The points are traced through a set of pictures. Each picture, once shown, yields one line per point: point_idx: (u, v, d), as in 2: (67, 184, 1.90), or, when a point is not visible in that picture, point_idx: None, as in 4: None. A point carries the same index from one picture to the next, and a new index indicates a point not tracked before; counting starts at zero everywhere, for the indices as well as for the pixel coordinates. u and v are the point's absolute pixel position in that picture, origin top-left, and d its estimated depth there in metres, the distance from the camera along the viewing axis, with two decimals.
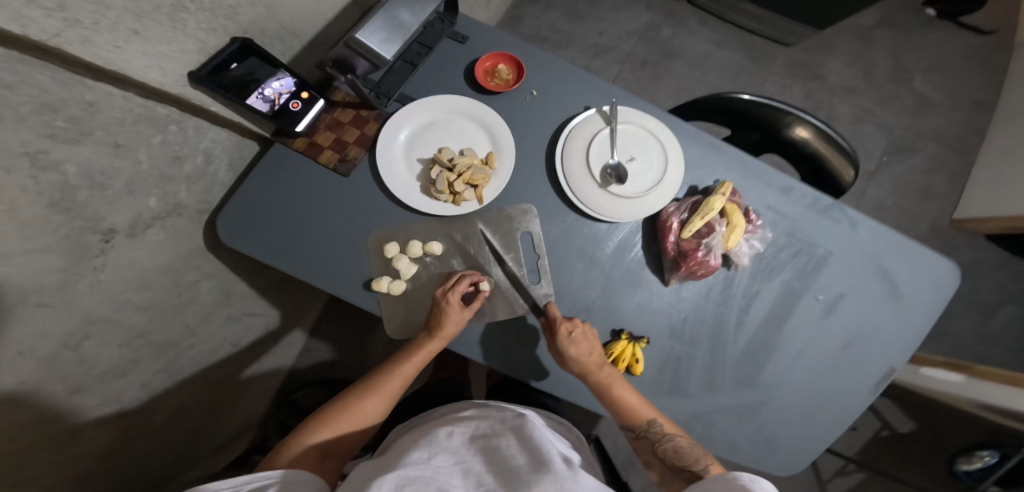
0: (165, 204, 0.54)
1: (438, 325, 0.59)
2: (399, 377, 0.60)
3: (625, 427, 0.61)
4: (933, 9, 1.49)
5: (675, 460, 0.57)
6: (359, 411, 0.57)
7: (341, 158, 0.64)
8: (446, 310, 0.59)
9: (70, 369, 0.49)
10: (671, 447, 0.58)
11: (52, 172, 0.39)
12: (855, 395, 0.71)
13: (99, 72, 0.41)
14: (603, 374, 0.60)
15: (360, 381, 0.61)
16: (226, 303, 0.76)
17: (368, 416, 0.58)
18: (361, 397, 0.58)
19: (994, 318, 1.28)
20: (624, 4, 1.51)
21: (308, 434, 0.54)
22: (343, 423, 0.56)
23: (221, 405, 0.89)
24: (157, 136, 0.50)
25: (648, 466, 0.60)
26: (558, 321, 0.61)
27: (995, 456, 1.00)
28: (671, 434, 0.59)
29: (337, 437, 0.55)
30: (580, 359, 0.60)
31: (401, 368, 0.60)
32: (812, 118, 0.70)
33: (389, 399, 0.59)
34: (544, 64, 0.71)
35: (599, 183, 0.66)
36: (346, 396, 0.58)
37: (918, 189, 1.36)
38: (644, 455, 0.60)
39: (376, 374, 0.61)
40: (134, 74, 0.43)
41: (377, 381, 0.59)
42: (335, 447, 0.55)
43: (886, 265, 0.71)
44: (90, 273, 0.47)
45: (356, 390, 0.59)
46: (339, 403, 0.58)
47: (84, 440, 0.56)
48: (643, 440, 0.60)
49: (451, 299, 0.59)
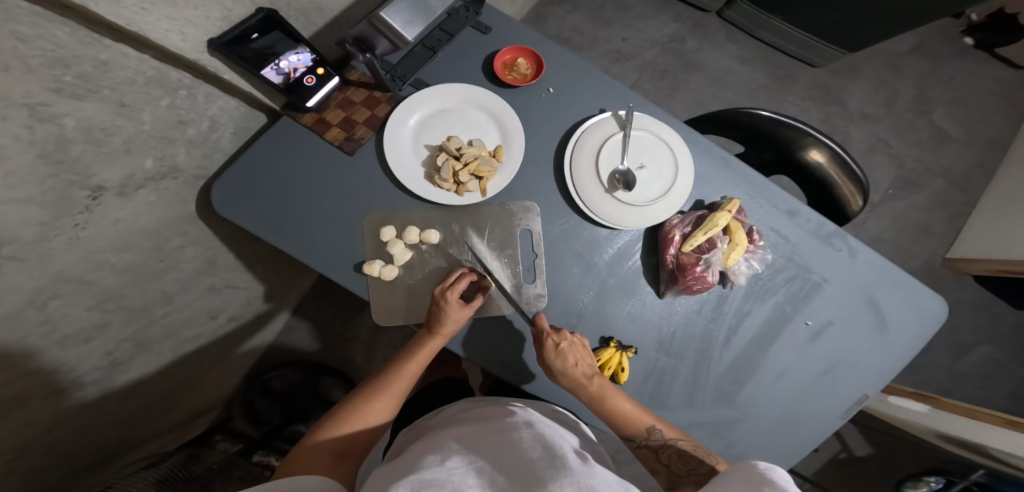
0: (161, 166, 0.53)
1: (438, 324, 0.59)
2: (404, 376, 0.60)
3: (624, 437, 0.61)
4: (971, 39, 1.49)
5: (680, 465, 0.59)
6: (369, 412, 0.57)
7: (348, 136, 0.63)
8: (446, 309, 0.58)
9: (33, 326, 0.48)
10: (675, 450, 0.60)
11: (48, 124, 0.38)
12: (827, 419, 0.72)
13: (117, 33, 0.40)
14: (593, 387, 0.61)
15: (366, 382, 0.61)
16: (208, 273, 0.75)
17: (379, 416, 0.58)
18: (370, 397, 0.58)
19: (966, 356, 1.31)
20: (651, 12, 1.49)
21: (320, 438, 0.54)
22: (354, 425, 0.56)
23: (188, 378, 0.89)
24: (165, 98, 0.48)
25: (654, 474, 0.60)
26: (546, 332, 0.61)
27: (940, 482, 1.06)
28: (674, 439, 0.61)
29: (350, 439, 0.55)
30: (567, 371, 0.60)
31: (407, 366, 0.60)
32: (829, 143, 0.69)
33: (398, 397, 0.60)
34: (567, 63, 0.70)
35: (606, 187, 0.66)
36: (353, 398, 0.58)
37: (913, 226, 1.38)
38: (649, 464, 0.61)
39: (381, 375, 0.61)
40: (155, 37, 0.42)
41: (383, 382, 0.60)
42: (350, 448, 0.55)
43: (877, 297, 0.72)
44: (71, 230, 0.45)
45: (363, 391, 0.59)
46: (348, 404, 0.58)
47: (45, 399, 0.55)
48: (644, 449, 0.61)
49: (451, 298, 0.58)
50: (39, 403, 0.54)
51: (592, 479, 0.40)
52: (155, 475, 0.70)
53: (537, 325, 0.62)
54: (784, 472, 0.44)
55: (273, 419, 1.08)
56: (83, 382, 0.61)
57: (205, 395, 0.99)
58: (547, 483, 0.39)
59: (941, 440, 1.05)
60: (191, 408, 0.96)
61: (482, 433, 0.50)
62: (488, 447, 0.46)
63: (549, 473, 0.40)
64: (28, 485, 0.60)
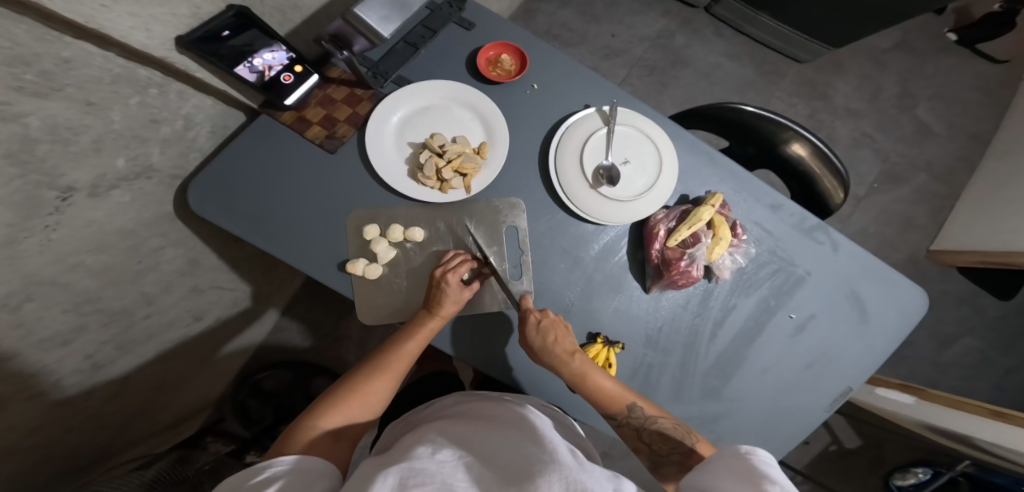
0: (134, 166, 0.52)
1: (437, 304, 0.59)
2: (402, 356, 0.59)
3: (606, 416, 0.60)
4: (955, 35, 1.51)
5: (660, 443, 0.58)
6: (367, 393, 0.56)
7: (330, 134, 0.62)
8: (446, 291, 0.58)
9: (8, 330, 0.47)
10: (656, 428, 0.59)
11: (12, 124, 0.37)
12: (812, 412, 0.73)
13: (80, 31, 0.39)
14: (575, 362, 0.59)
15: (368, 360, 0.59)
16: (191, 274, 0.74)
17: (376, 397, 0.56)
18: (370, 378, 0.57)
19: (950, 347, 1.34)
20: (639, 8, 1.49)
21: (320, 417, 0.52)
22: (351, 405, 0.54)
23: (174, 379, 0.87)
24: (134, 96, 0.47)
25: (635, 453, 0.60)
26: (527, 311, 0.61)
27: (928, 473, 1.10)
28: (655, 416, 0.60)
29: (347, 421, 0.54)
30: (546, 349, 0.59)
31: (405, 347, 0.59)
32: (811, 137, 0.70)
33: (397, 378, 0.58)
34: (551, 59, 0.70)
35: (590, 183, 0.66)
36: (353, 379, 0.57)
37: (899, 219, 1.40)
38: (630, 441, 0.60)
39: (382, 353, 0.59)
40: (118, 35, 0.41)
41: (380, 363, 0.58)
42: (346, 429, 0.54)
43: (859, 289, 0.73)
44: (41, 231, 0.44)
45: (362, 371, 0.57)
46: (344, 385, 0.56)
47: (15, 412, 0.53)
48: (626, 426, 0.59)
49: (451, 280, 0.59)
50: (15, 411, 0.53)
51: (583, 474, 0.40)
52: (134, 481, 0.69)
53: (521, 306, 0.62)
54: (768, 455, 0.45)
55: (265, 419, 1.08)
56: (60, 389, 0.59)
57: (191, 398, 0.98)
58: (536, 477, 0.39)
59: (929, 431, 1.07)
60: (178, 411, 0.95)
61: (472, 428, 0.50)
62: (479, 444, 0.47)
63: (539, 464, 0.41)
64: (16, 490, 0.59)
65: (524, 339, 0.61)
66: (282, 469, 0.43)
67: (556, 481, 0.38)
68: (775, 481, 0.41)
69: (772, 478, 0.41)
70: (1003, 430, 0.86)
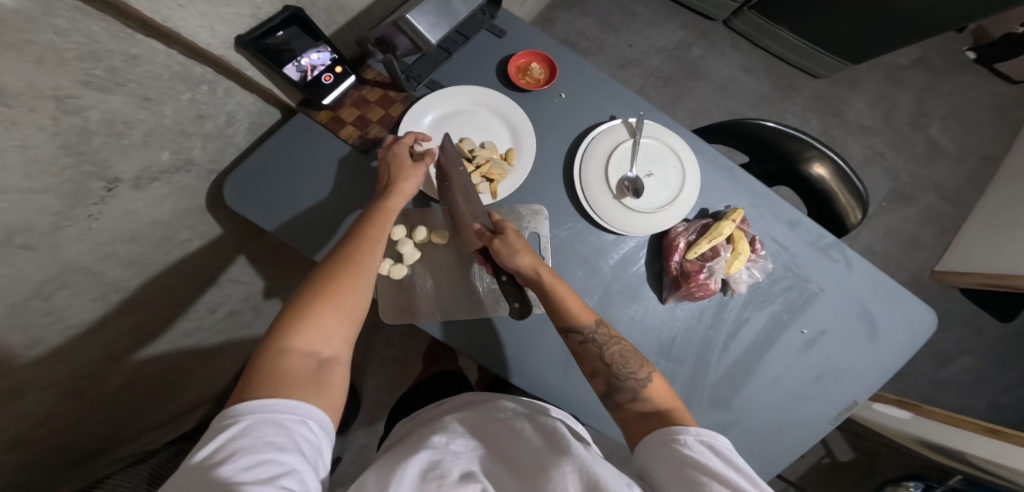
0: (176, 158, 0.53)
1: (396, 180, 0.57)
2: (367, 254, 0.51)
3: (568, 332, 0.56)
4: (973, 54, 1.53)
5: (621, 365, 0.55)
6: (336, 299, 0.48)
7: (362, 135, 0.63)
8: (400, 165, 0.58)
9: (37, 316, 0.47)
10: (619, 349, 0.56)
11: (74, 116, 0.39)
12: (816, 424, 0.74)
13: (150, 28, 0.42)
14: (543, 278, 0.57)
15: (324, 263, 0.51)
16: (212, 266, 0.75)
17: (351, 300, 0.49)
18: (329, 284, 0.48)
19: (947, 366, 1.35)
20: (658, 20, 1.50)
21: (287, 338, 0.45)
22: (321, 317, 0.46)
23: (186, 366, 0.88)
24: (187, 93, 0.49)
25: (593, 376, 0.56)
26: (503, 224, 0.60)
27: (919, 487, 1.09)
28: (616, 337, 0.57)
29: (324, 332, 0.46)
30: (516, 255, 0.57)
31: (367, 242, 0.52)
32: (832, 156, 0.71)
33: (367, 275, 0.51)
34: (582, 70, 0.71)
35: (615, 194, 0.67)
36: (307, 289, 0.48)
37: (905, 239, 1.41)
38: (591, 362, 0.56)
39: (336, 259, 0.51)
40: (187, 33, 0.44)
41: (342, 266, 0.50)
42: (325, 345, 0.46)
43: (869, 307, 0.74)
44: (84, 220, 0.45)
45: (317, 281, 0.49)
46: (301, 301, 0.47)
47: (31, 398, 0.53)
48: (590, 344, 0.56)
49: (403, 147, 0.59)
50: (37, 396, 0.54)
51: (595, 464, 0.42)
52: (144, 470, 0.70)
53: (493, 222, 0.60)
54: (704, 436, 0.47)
55: None
56: (79, 376, 0.60)
57: (200, 387, 0.99)
58: (551, 472, 0.40)
59: (921, 446, 1.08)
60: (186, 400, 0.96)
61: (482, 416, 0.52)
62: (490, 434, 0.48)
63: (552, 459, 0.42)
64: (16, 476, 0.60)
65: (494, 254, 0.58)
66: (261, 422, 0.39)
67: (570, 475, 0.40)
68: (711, 472, 0.43)
69: (707, 470, 0.43)
70: (996, 449, 0.88)
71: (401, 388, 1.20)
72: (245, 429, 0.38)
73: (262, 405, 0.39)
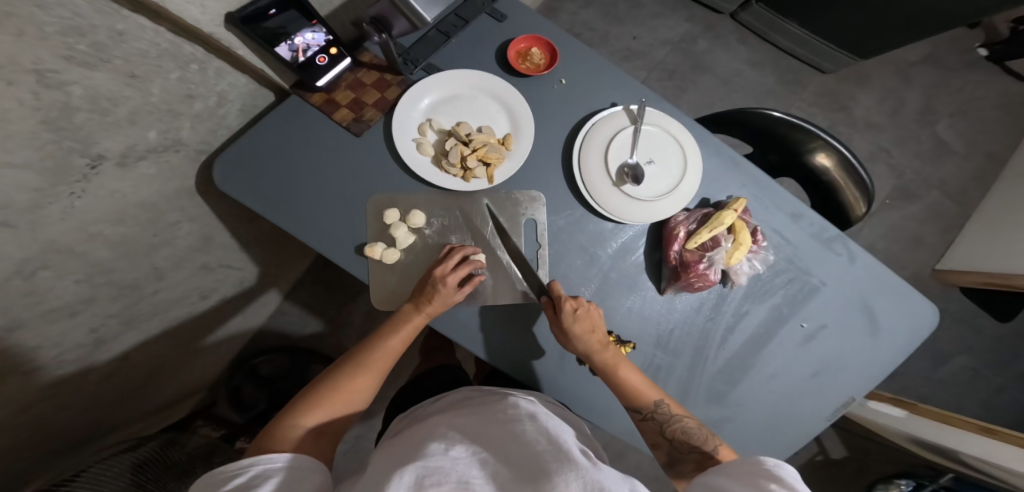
0: (164, 139, 0.52)
1: (426, 301, 0.58)
2: (388, 353, 0.59)
3: (632, 408, 0.61)
4: (985, 50, 1.51)
5: (682, 441, 0.59)
6: (352, 389, 0.56)
7: (357, 117, 0.62)
8: (436, 290, 0.57)
9: (17, 298, 0.46)
10: (679, 427, 0.60)
11: (55, 91, 0.38)
12: (812, 420, 0.73)
13: (137, 3, 0.40)
14: (608, 354, 0.61)
15: (352, 353, 0.59)
16: (203, 251, 0.74)
17: (361, 394, 0.56)
18: (351, 374, 0.56)
19: (944, 365, 1.35)
20: (663, 12, 1.48)
21: (303, 413, 0.52)
22: (334, 404, 0.54)
23: (178, 354, 0.87)
24: (175, 71, 0.48)
25: (654, 447, 0.61)
26: (561, 297, 0.60)
27: (910, 485, 1.10)
28: (679, 415, 0.60)
29: (330, 417, 0.54)
30: (583, 336, 0.59)
31: (390, 343, 0.59)
32: (838, 147, 0.70)
33: (381, 374, 0.58)
34: (585, 56, 0.70)
35: (614, 181, 0.66)
36: (333, 376, 0.56)
37: (906, 237, 1.40)
38: (651, 435, 0.61)
39: (363, 349, 0.59)
40: (174, 8, 0.42)
41: (366, 357, 0.58)
42: (329, 425, 0.54)
43: (871, 303, 0.73)
44: (66, 198, 0.44)
45: (343, 367, 0.57)
46: (327, 383, 0.55)
47: (13, 381, 0.52)
48: (650, 421, 0.60)
49: (443, 277, 0.58)
50: (18, 380, 0.53)
51: (597, 472, 0.40)
52: (131, 460, 0.69)
53: (552, 293, 0.61)
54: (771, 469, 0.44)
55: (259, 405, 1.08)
56: (63, 361, 0.59)
57: (193, 376, 0.98)
58: (554, 478, 0.39)
59: (915, 444, 1.07)
60: (178, 388, 0.95)
61: (481, 420, 0.50)
62: (489, 438, 0.46)
63: (553, 463, 0.41)
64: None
65: (558, 325, 0.61)
66: (268, 469, 0.43)
67: (573, 482, 0.38)
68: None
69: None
70: (985, 447, 0.89)
71: (395, 380, 1.19)
72: (251, 477, 0.42)
73: (266, 458, 0.44)
